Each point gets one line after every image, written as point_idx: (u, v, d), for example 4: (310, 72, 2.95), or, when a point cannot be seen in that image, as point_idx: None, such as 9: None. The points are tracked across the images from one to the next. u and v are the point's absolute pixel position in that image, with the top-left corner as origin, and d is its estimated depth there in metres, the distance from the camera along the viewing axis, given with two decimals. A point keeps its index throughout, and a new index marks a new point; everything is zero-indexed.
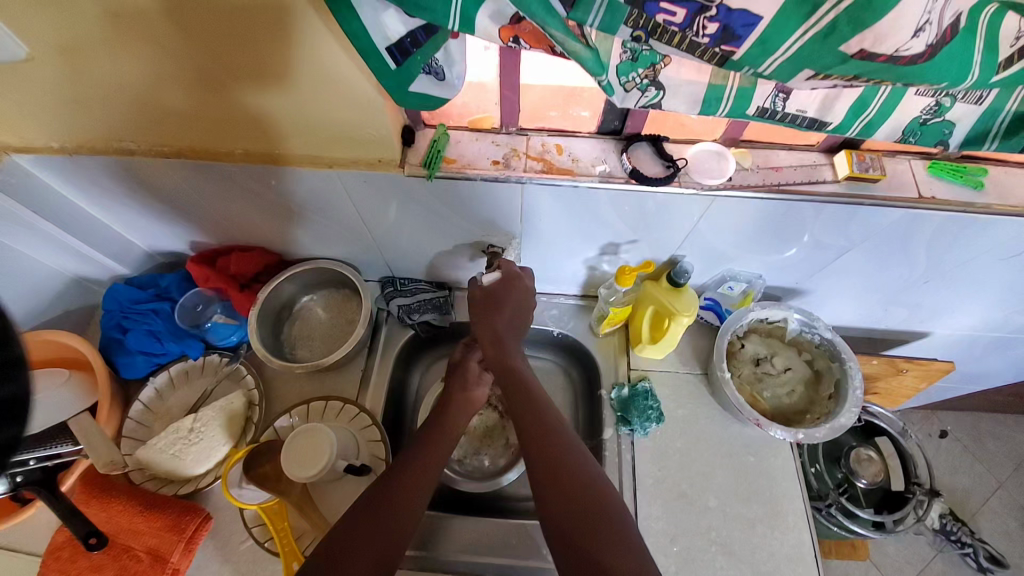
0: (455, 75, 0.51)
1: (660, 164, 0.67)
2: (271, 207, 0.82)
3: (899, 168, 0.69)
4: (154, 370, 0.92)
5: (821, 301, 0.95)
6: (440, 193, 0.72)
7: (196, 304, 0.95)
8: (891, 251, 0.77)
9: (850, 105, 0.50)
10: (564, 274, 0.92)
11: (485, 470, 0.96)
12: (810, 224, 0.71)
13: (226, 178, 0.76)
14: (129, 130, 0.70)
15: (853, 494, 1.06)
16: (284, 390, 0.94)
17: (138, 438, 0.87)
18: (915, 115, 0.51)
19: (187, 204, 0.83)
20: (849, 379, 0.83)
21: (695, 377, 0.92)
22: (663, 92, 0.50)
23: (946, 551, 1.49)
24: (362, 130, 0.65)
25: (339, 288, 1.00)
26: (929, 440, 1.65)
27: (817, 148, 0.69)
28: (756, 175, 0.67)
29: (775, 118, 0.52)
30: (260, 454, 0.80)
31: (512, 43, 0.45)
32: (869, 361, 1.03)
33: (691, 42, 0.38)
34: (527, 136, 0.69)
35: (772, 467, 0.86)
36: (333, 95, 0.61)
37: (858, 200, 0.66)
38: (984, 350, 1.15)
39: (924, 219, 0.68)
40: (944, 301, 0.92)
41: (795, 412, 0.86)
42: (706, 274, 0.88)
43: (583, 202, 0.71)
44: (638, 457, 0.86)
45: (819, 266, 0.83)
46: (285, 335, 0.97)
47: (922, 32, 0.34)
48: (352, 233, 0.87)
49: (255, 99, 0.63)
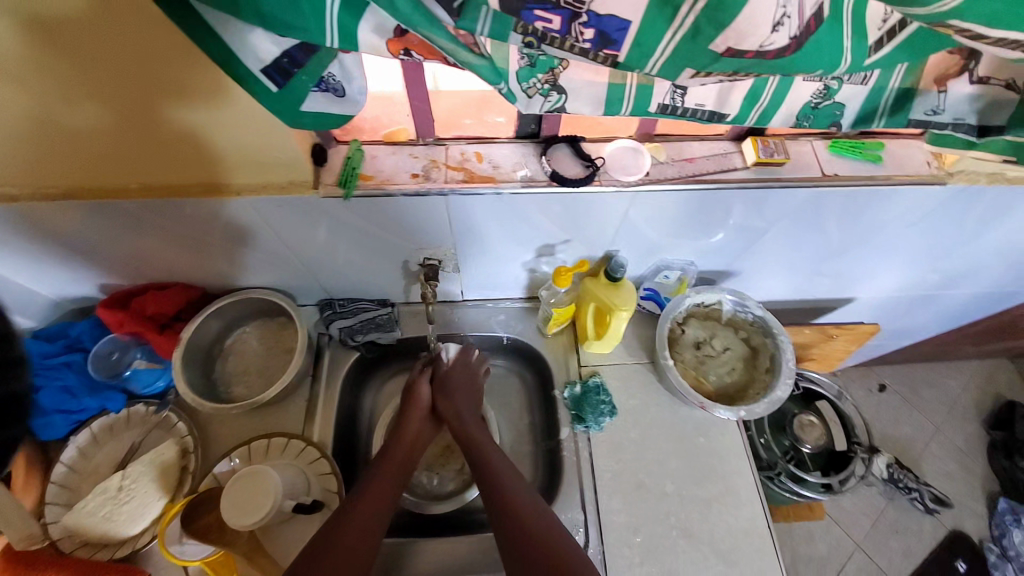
0: (356, 90, 0.49)
1: (579, 164, 0.67)
2: (184, 241, 0.76)
3: (803, 150, 0.72)
4: (73, 428, 0.84)
5: (754, 280, 0.99)
6: (363, 211, 0.69)
7: (112, 351, 0.88)
8: (808, 227, 0.81)
9: (744, 96, 0.52)
10: (505, 278, 0.91)
11: (435, 490, 0.93)
12: (730, 210, 0.74)
13: (126, 215, 0.70)
14: (5, 173, 0.63)
15: (800, 460, 1.12)
16: (221, 433, 0.88)
17: (63, 504, 0.79)
18: (807, 100, 0.53)
19: (87, 246, 0.76)
20: (782, 352, 0.87)
21: (643, 367, 0.94)
22: (565, 96, 0.50)
23: (896, 498, 1.60)
24: (271, 154, 0.62)
25: (273, 316, 0.95)
26: (869, 395, 1.77)
27: (727, 137, 0.72)
28: (672, 167, 0.68)
29: (677, 114, 0.53)
30: (200, 505, 0.75)
31: (404, 55, 0.43)
32: (802, 331, 1.09)
33: (574, 47, 0.38)
34: (445, 146, 0.68)
35: (722, 446, 0.89)
36: (230, 122, 0.57)
37: (769, 184, 0.69)
38: (905, 308, 1.24)
39: (830, 196, 0.72)
40: (861, 268, 0.98)
41: (738, 389, 0.90)
42: (642, 265, 0.90)
43: (509, 209, 0.70)
44: (596, 453, 0.87)
45: (745, 248, 0.86)
46: (218, 373, 0.91)
47: (783, 25, 0.35)
48: (278, 260, 0.83)
49: (147, 131, 0.58)
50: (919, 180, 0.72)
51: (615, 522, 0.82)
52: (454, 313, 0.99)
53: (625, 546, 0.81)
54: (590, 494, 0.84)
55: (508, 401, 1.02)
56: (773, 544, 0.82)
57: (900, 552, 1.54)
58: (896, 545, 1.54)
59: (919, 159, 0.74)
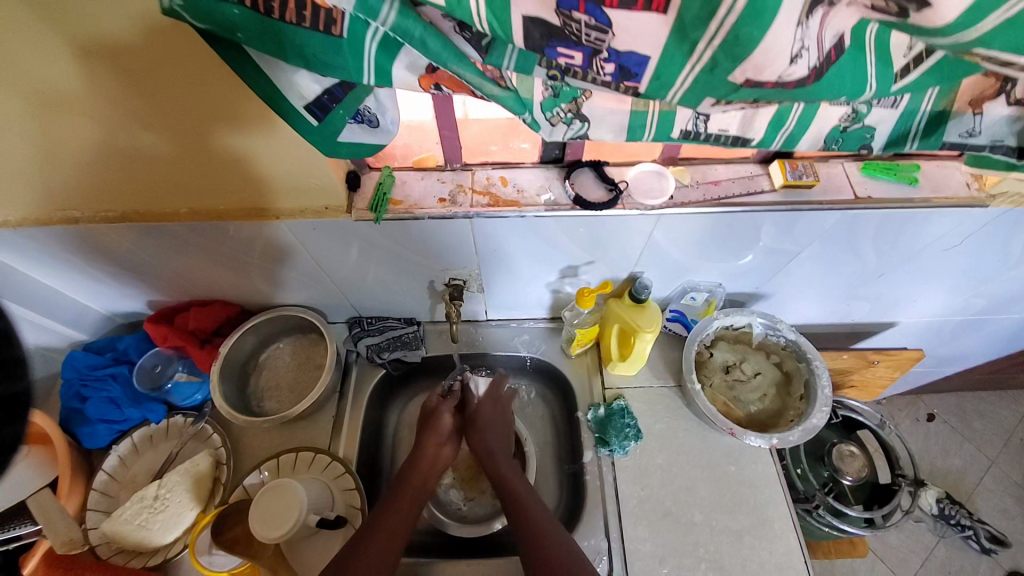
0: (389, 121, 0.52)
1: (603, 187, 0.68)
2: (228, 261, 0.81)
3: (833, 172, 0.71)
4: (116, 438, 0.88)
5: (786, 303, 0.96)
6: (393, 233, 0.72)
7: (156, 364, 0.93)
8: (840, 250, 0.79)
9: (768, 121, 0.52)
10: (529, 299, 0.92)
11: (447, 504, 0.94)
12: (758, 231, 0.73)
13: (179, 238, 0.75)
14: (70, 198, 0.69)
15: (840, 492, 1.05)
16: (254, 446, 0.91)
17: (103, 510, 0.83)
18: (835, 123, 0.53)
19: (141, 265, 0.82)
20: (817, 379, 0.84)
21: (669, 391, 0.92)
22: (588, 124, 0.52)
23: (947, 536, 1.48)
24: (309, 181, 0.66)
25: (305, 332, 0.99)
26: (916, 425, 1.67)
27: (753, 159, 0.71)
28: (695, 191, 0.68)
29: (700, 139, 0.54)
30: (227, 518, 0.78)
31: (435, 89, 0.46)
32: (839, 356, 1.04)
33: (596, 79, 0.40)
34: (472, 171, 0.70)
35: (753, 475, 0.85)
36: (270, 151, 0.62)
37: (798, 207, 0.68)
38: (952, 334, 1.17)
39: (862, 218, 0.70)
40: (902, 292, 0.94)
41: (770, 416, 0.87)
42: (668, 286, 0.89)
43: (534, 231, 0.71)
44: (619, 477, 0.85)
45: (774, 270, 0.85)
46: (253, 387, 0.95)
47: (800, 57, 0.35)
48: (313, 279, 0.87)
49: (200, 160, 0.63)
50: (960, 201, 0.69)
51: (641, 550, 0.80)
52: (479, 332, 1.00)
53: None
54: (614, 521, 0.82)
55: (533, 420, 1.02)
56: None
57: None
58: None
59: (958, 180, 0.71)
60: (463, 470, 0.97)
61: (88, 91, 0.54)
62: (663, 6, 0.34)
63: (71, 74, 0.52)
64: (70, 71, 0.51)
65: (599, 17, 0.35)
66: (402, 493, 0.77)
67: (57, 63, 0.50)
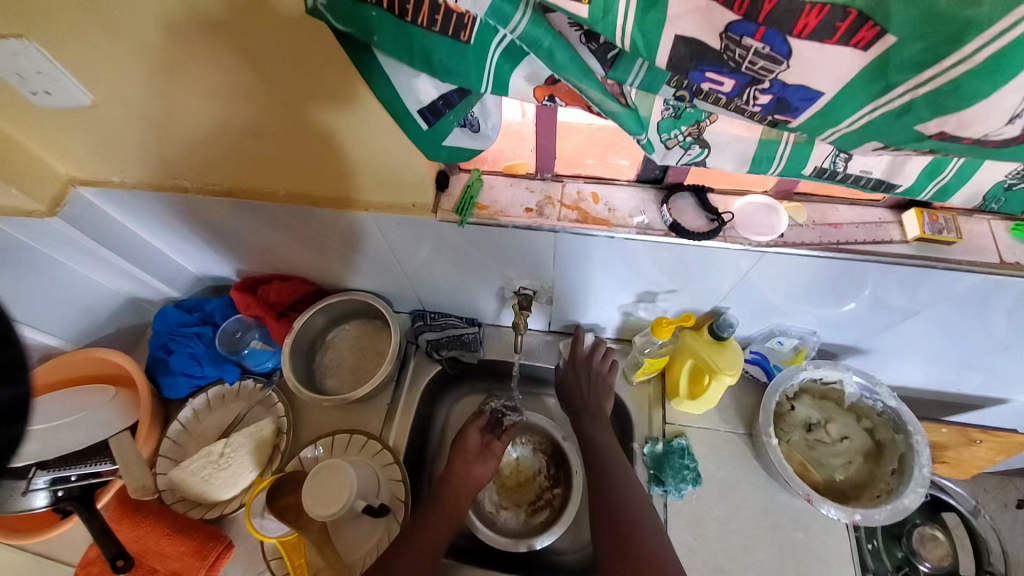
0: (490, 126, 0.50)
1: (703, 216, 0.63)
2: (312, 242, 0.84)
3: (977, 230, 0.61)
4: (194, 391, 0.96)
5: (884, 361, 0.86)
6: (474, 236, 0.71)
7: (236, 329, 0.98)
8: (969, 316, 0.68)
9: (923, 166, 0.45)
10: (597, 317, 0.88)
11: (484, 510, 0.93)
12: (874, 283, 0.64)
13: (271, 216, 0.79)
14: (182, 169, 0.73)
15: None
16: (313, 420, 0.95)
17: (172, 458, 0.89)
18: (999, 180, 0.44)
19: (234, 235, 0.87)
20: (916, 456, 0.74)
21: (737, 438, 0.85)
22: (707, 151, 0.47)
23: None
24: (398, 177, 0.66)
25: (372, 318, 1.01)
26: (1003, 511, 1.45)
27: (883, 205, 0.63)
28: (811, 231, 0.61)
29: (835, 178, 0.47)
30: (282, 485, 0.81)
31: (548, 100, 0.43)
32: (938, 429, 0.92)
33: (740, 107, 0.35)
34: (562, 183, 0.67)
35: (823, 547, 0.77)
36: (367, 143, 0.62)
37: (931, 263, 0.59)
38: None
39: (1008, 286, 0.60)
40: None
41: (851, 486, 0.78)
42: (754, 326, 0.81)
43: (619, 252, 0.67)
44: (672, 521, 0.79)
45: (881, 326, 0.75)
46: (318, 364, 0.99)
47: (1021, 117, 0.29)
48: (386, 269, 0.88)
49: (301, 146, 0.65)
50: None
51: None
52: (540, 343, 0.97)
53: None
54: None
55: None
56: None
57: None
58: None
59: None
60: (506, 477, 0.96)
61: (209, 72, 0.56)
62: (865, 44, 0.29)
63: (197, 56, 0.54)
64: (196, 54, 0.54)
65: (778, 47, 0.30)
66: (429, 511, 0.76)
67: (186, 45, 0.53)
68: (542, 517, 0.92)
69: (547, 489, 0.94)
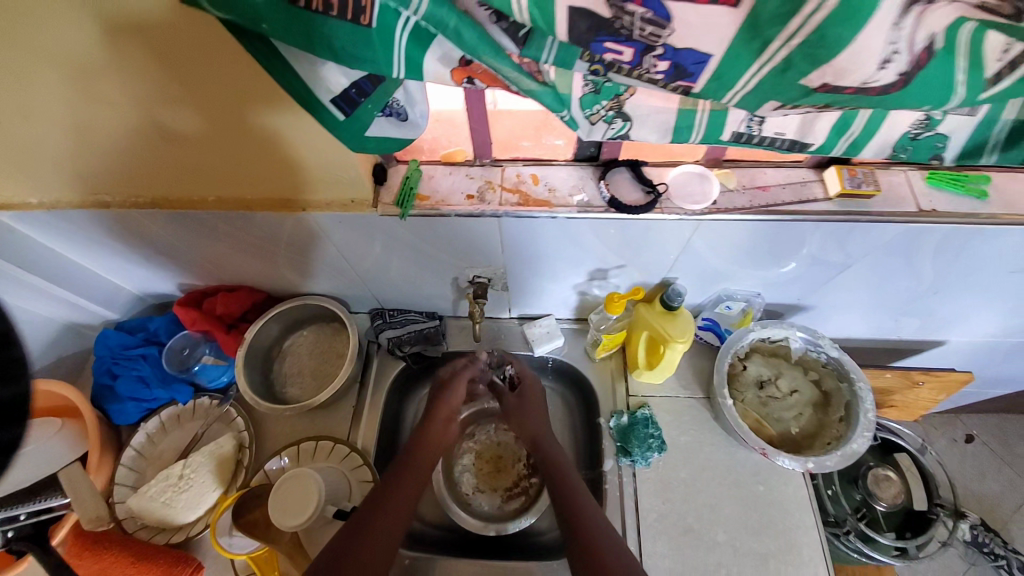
0: (419, 114, 0.50)
1: (639, 189, 0.64)
2: (254, 249, 0.81)
3: (893, 181, 0.65)
4: (145, 415, 0.91)
5: (827, 316, 0.90)
6: (420, 229, 0.70)
7: (184, 346, 0.94)
8: (895, 265, 0.72)
9: (832, 124, 0.46)
10: (554, 299, 0.89)
11: (464, 495, 0.93)
12: (805, 241, 0.68)
13: (206, 224, 0.75)
14: (105, 185, 0.69)
15: (872, 518, 0.98)
16: (275, 431, 0.92)
17: (130, 485, 0.86)
18: (904, 131, 0.47)
19: (170, 249, 0.83)
20: (860, 401, 0.79)
21: (697, 402, 0.88)
22: (630, 123, 0.48)
23: (979, 564, 1.45)
24: (335, 175, 0.65)
25: (328, 322, 0.99)
26: (954, 446, 1.58)
27: (805, 165, 0.66)
28: (742, 196, 0.63)
29: (753, 142, 0.49)
30: (250, 500, 0.79)
31: (467, 83, 0.43)
32: (881, 374, 0.97)
33: (646, 77, 0.36)
34: (502, 167, 0.67)
35: (783, 497, 0.81)
36: (298, 142, 0.60)
37: (854, 217, 0.62)
38: (1008, 356, 1.08)
39: (925, 232, 0.64)
40: (958, 310, 0.87)
41: (805, 436, 0.82)
42: (703, 293, 0.84)
43: (564, 232, 0.68)
44: (641, 490, 0.82)
45: (819, 282, 0.79)
46: (276, 373, 0.96)
47: (890, 62, 0.31)
48: (337, 270, 0.86)
49: (229, 150, 0.63)
50: None
51: (659, 567, 0.77)
52: (502, 330, 0.98)
53: None
54: (632, 534, 0.79)
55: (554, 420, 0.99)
56: None
57: None
58: None
59: None
60: (482, 462, 0.96)
61: (116, 78, 0.53)
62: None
63: (100, 62, 0.51)
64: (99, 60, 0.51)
65: (658, 10, 0.31)
66: (403, 471, 0.72)
67: (86, 52, 0.50)
68: (516, 503, 0.93)
69: (524, 477, 0.95)
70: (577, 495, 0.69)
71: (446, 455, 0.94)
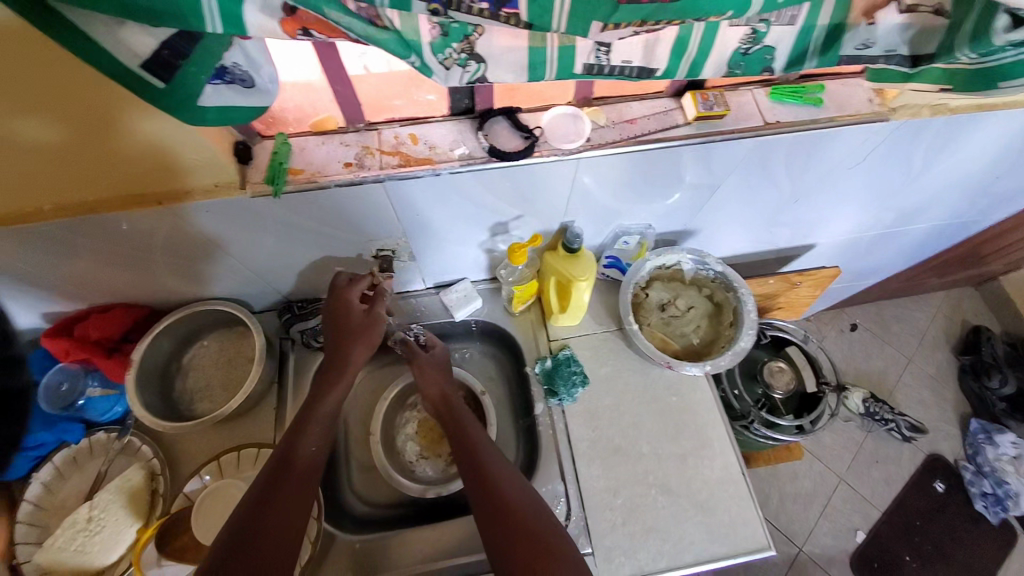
0: (266, 79, 0.48)
1: (518, 136, 0.65)
2: (120, 258, 0.72)
3: (742, 100, 0.71)
4: (35, 465, 0.80)
5: (714, 236, 1.00)
6: (302, 207, 0.67)
7: (61, 382, 0.82)
8: (757, 178, 0.81)
9: (671, 47, 0.51)
10: (465, 261, 0.90)
11: (409, 465, 0.94)
12: (678, 167, 0.73)
13: (49, 239, 0.65)
14: None
15: (772, 405, 1.13)
16: (192, 449, 0.85)
17: (33, 542, 0.76)
18: (736, 46, 0.53)
19: (16, 276, 0.72)
20: (743, 305, 0.89)
21: (611, 334, 0.94)
22: (485, 64, 0.48)
23: (874, 430, 1.73)
24: (187, 159, 0.59)
25: (232, 326, 0.92)
26: (844, 336, 1.88)
27: (666, 94, 0.70)
28: (612, 131, 0.67)
29: (604, 73, 0.52)
30: (171, 528, 0.75)
31: (303, 35, 0.41)
32: (766, 281, 1.10)
33: (474, 8, 0.40)
34: (378, 131, 0.66)
35: (693, 401, 0.90)
36: (135, 131, 0.54)
37: (710, 137, 0.68)
38: (866, 247, 1.26)
39: (773, 143, 0.71)
40: (818, 213, 0.99)
41: (705, 345, 0.91)
42: (601, 232, 0.89)
43: (453, 189, 0.68)
44: (570, 422, 0.88)
45: (699, 205, 0.86)
46: (181, 391, 0.88)
47: None
48: (226, 268, 0.80)
49: (45, 149, 0.54)
50: (862, 117, 0.72)
51: (596, 486, 0.84)
52: (419, 302, 0.97)
53: (607, 509, 0.82)
54: (569, 465, 0.85)
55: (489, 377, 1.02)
56: (748, 491, 0.85)
57: (882, 480, 1.68)
58: (878, 475, 1.69)
59: (862, 97, 0.73)
60: (424, 430, 0.96)
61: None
62: None
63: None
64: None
65: None
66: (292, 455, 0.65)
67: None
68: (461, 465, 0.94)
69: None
70: (486, 459, 0.70)
71: (387, 430, 0.96)
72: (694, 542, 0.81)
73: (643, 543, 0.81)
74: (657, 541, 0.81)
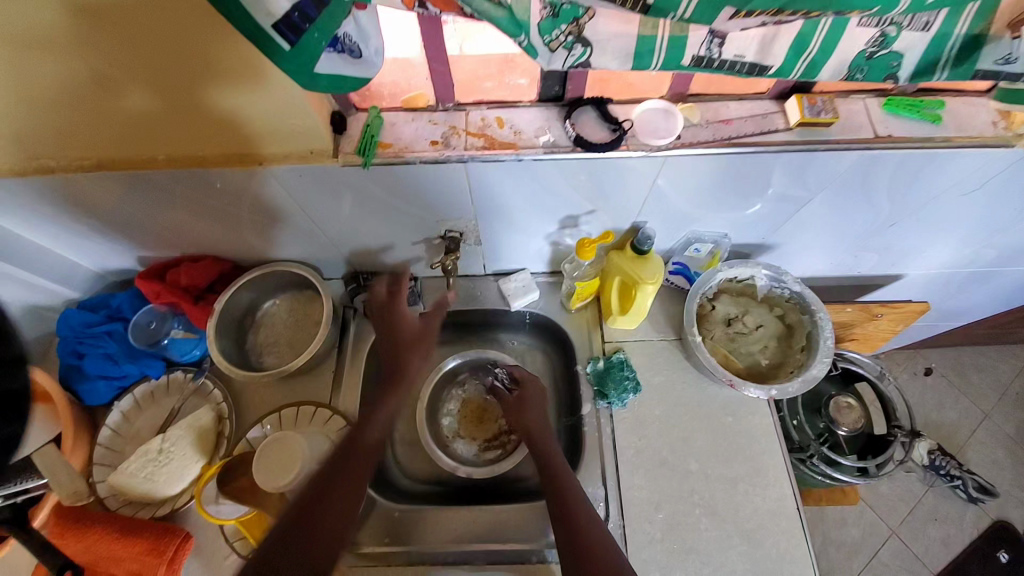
0: (373, 51, 0.49)
1: (605, 128, 0.64)
2: (214, 213, 0.78)
3: (852, 109, 0.66)
4: (118, 394, 0.88)
5: (793, 256, 0.94)
6: (385, 181, 0.69)
7: (150, 321, 0.90)
8: (854, 197, 0.75)
9: (789, 44, 0.47)
10: (529, 251, 0.90)
11: (444, 437, 0.97)
12: (768, 176, 0.69)
13: (158, 188, 0.71)
14: (43, 145, 0.64)
15: (835, 443, 1.05)
16: (256, 399, 0.91)
17: (109, 464, 0.84)
18: (860, 49, 0.48)
19: (127, 219, 0.79)
20: (820, 331, 0.83)
21: (669, 344, 0.91)
22: (591, 49, 0.47)
23: (937, 485, 1.65)
24: (289, 121, 0.62)
25: (302, 289, 0.97)
26: (915, 379, 1.80)
27: (767, 96, 0.66)
28: (706, 130, 0.64)
29: (712, 67, 0.49)
30: (231, 469, 0.80)
31: (418, 7, 0.42)
32: (843, 309, 1.02)
33: None
34: (466, 111, 0.66)
35: (751, 425, 0.86)
36: (246, 91, 0.57)
37: (812, 146, 0.63)
38: (960, 287, 1.15)
39: (881, 159, 0.65)
40: (914, 242, 0.91)
41: (770, 367, 0.86)
42: (672, 237, 0.86)
43: (532, 177, 0.68)
44: (617, 428, 0.86)
45: (784, 219, 0.81)
46: (251, 343, 0.94)
47: None
48: (305, 233, 0.84)
49: (171, 98, 0.58)
50: (984, 141, 0.65)
51: (637, 497, 0.81)
52: (477, 288, 0.98)
53: (646, 521, 0.80)
54: (611, 471, 0.83)
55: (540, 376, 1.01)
56: (802, 528, 0.79)
57: (938, 539, 1.61)
58: (934, 534, 1.61)
59: (985, 119, 0.66)
60: (467, 410, 0.99)
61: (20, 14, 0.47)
62: None
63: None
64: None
65: None
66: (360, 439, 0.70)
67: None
68: (493, 455, 0.95)
69: (505, 432, 0.97)
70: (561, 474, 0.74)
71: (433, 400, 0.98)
72: (736, 572, 0.77)
73: (681, 564, 0.77)
74: (697, 563, 0.77)
